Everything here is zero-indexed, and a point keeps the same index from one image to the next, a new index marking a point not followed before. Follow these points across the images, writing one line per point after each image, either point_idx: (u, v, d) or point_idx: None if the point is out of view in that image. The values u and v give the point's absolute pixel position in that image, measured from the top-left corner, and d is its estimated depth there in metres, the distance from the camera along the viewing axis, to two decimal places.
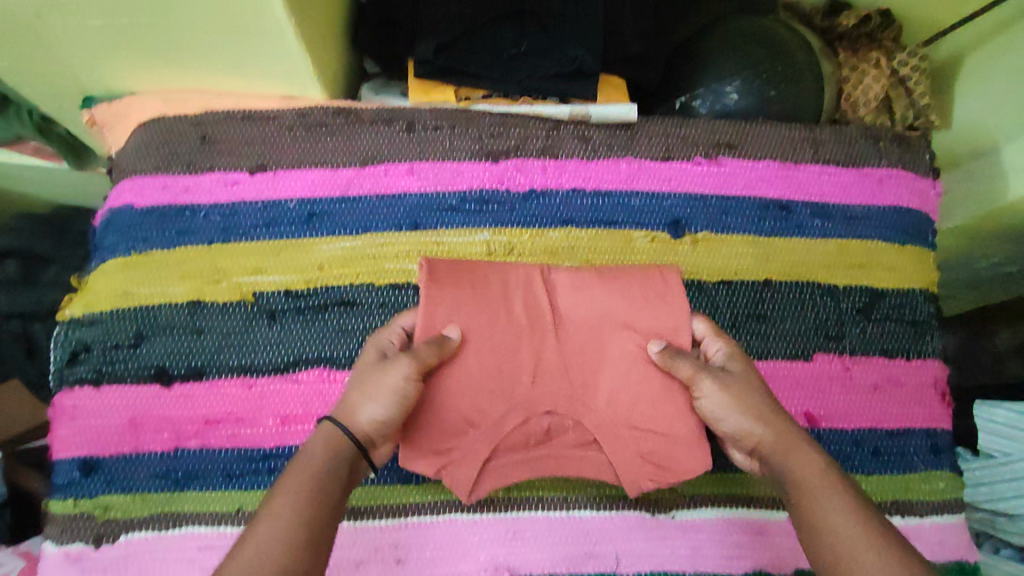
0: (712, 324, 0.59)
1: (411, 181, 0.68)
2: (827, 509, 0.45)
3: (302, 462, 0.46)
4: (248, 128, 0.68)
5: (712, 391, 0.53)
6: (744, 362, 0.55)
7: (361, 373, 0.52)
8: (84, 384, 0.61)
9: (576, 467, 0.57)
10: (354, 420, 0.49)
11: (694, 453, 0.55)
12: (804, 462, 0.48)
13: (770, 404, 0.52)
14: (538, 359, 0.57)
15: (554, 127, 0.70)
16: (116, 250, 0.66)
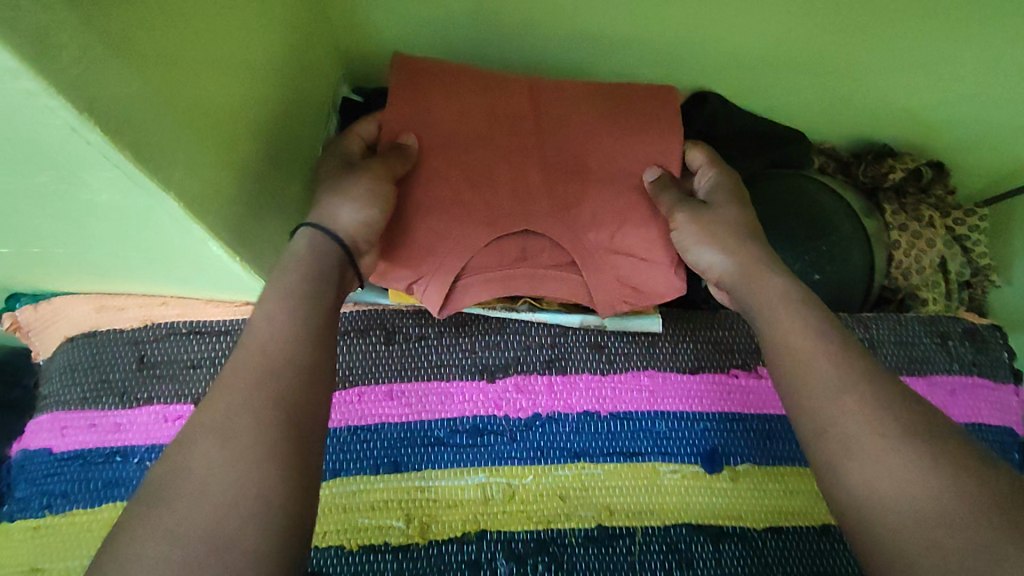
0: (713, 155, 0.57)
1: (392, 409, 0.58)
2: (791, 330, 0.45)
3: (297, 257, 0.45)
4: (195, 345, 0.58)
5: (686, 223, 0.52)
6: (732, 198, 0.55)
7: (333, 172, 0.51)
8: None
9: (551, 287, 0.58)
10: (337, 224, 0.48)
11: (670, 278, 0.56)
12: (762, 287, 0.49)
13: (743, 233, 0.52)
14: (514, 176, 0.54)
15: (562, 333, 0.61)
16: (25, 509, 0.54)
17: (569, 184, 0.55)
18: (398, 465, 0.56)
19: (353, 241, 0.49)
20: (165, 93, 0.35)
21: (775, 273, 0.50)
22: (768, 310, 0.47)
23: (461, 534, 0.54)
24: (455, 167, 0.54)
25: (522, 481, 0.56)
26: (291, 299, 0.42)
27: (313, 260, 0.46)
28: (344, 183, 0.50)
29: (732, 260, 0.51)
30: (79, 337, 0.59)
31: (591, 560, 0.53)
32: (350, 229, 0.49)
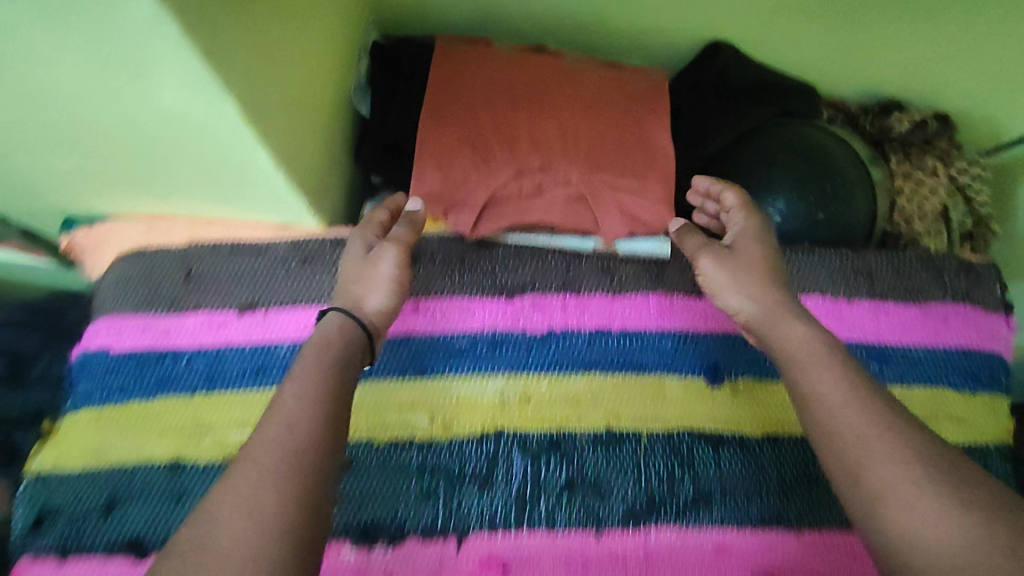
0: (745, 194, 0.59)
1: (417, 321, 0.62)
2: (817, 381, 0.45)
3: (321, 339, 0.48)
4: (237, 262, 0.62)
5: (711, 266, 0.55)
6: (758, 238, 0.56)
7: (350, 262, 0.55)
8: (47, 555, 0.55)
9: (565, 219, 0.62)
10: (361, 308, 0.51)
11: (660, 212, 0.62)
12: (785, 337, 0.49)
13: (768, 277, 0.53)
14: (532, 124, 0.62)
15: (576, 259, 0.63)
16: (88, 400, 0.60)
17: (572, 129, 0.62)
18: (424, 370, 0.61)
19: (372, 325, 0.52)
20: (229, 5, 0.40)
21: (796, 319, 0.49)
22: (798, 361, 0.47)
23: (481, 433, 0.59)
24: (487, 118, 0.63)
25: (538, 387, 0.60)
26: (320, 383, 0.44)
27: (338, 339, 0.48)
28: (365, 272, 0.53)
29: (754, 308, 0.52)
30: (131, 253, 0.64)
31: (599, 458, 0.58)
32: (372, 310, 0.52)
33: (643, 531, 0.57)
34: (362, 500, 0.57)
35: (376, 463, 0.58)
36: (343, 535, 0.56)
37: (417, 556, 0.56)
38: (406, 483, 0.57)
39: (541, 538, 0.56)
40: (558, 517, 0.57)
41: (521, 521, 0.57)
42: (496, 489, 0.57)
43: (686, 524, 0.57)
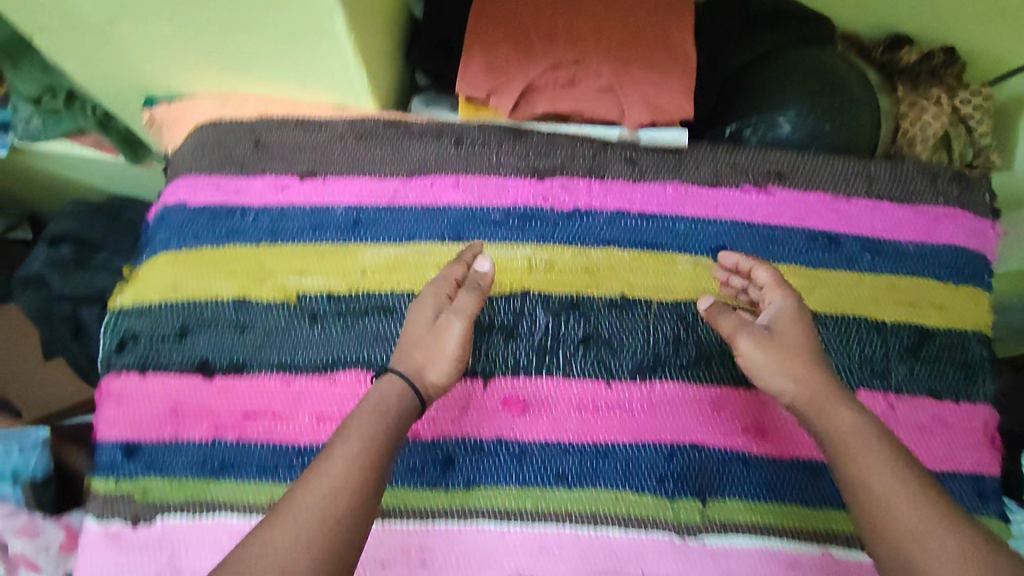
0: (779, 273, 0.61)
1: (456, 195, 0.69)
2: (877, 476, 0.48)
3: (378, 402, 0.52)
4: (301, 134, 0.70)
5: (751, 349, 0.56)
6: (795, 318, 0.57)
7: (418, 327, 0.57)
8: (129, 370, 0.63)
9: (593, 107, 0.69)
10: (422, 376, 0.55)
11: (681, 104, 0.68)
12: (838, 421, 0.52)
13: (809, 360, 0.55)
14: (569, 23, 0.68)
15: (602, 148, 0.70)
16: (166, 245, 0.68)
17: (605, 28, 0.69)
18: (461, 237, 0.68)
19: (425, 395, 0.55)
20: None
21: (850, 406, 0.52)
22: (842, 445, 0.50)
23: (510, 291, 0.66)
24: (528, 16, 0.69)
25: (561, 256, 0.67)
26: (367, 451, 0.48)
27: (399, 408, 0.52)
28: (433, 344, 0.56)
29: (800, 392, 0.54)
30: (206, 125, 0.72)
31: (614, 319, 0.65)
32: (428, 384, 0.55)
33: (650, 384, 0.64)
34: None
35: None
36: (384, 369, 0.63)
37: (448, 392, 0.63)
38: None
39: (558, 384, 0.64)
40: (574, 367, 0.64)
41: (542, 368, 0.64)
42: (520, 340, 0.65)
43: (688, 380, 0.64)
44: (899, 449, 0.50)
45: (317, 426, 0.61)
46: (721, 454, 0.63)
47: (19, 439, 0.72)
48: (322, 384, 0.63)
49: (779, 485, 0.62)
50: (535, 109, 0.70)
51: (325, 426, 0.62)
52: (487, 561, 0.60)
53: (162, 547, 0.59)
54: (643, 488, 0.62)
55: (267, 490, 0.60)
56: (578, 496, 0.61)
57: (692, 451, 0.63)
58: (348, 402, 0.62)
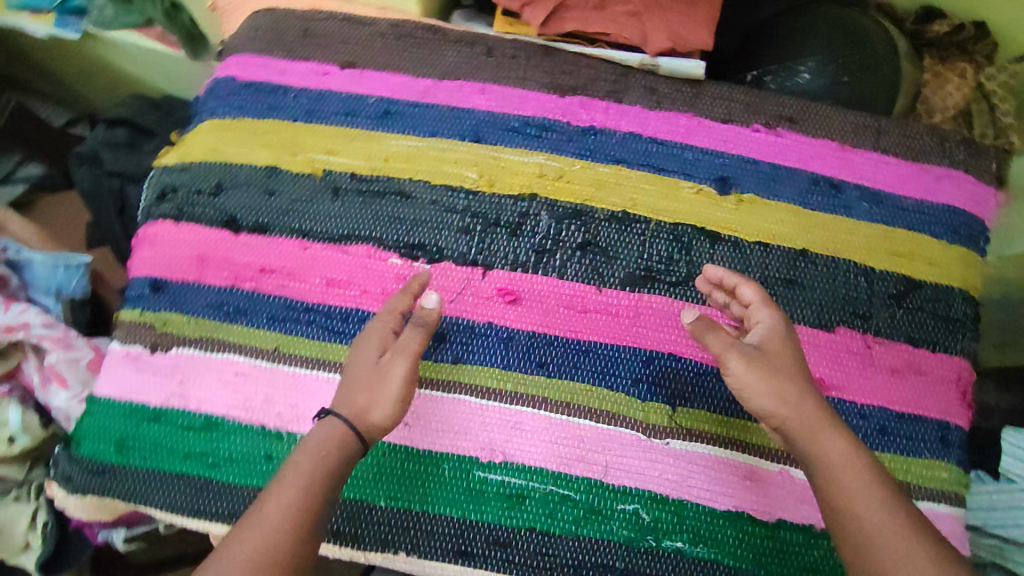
0: (762, 290, 0.59)
1: (480, 100, 0.73)
2: (870, 513, 0.47)
3: (316, 444, 0.53)
4: (347, 28, 0.76)
5: (743, 370, 0.53)
6: (783, 338, 0.56)
7: (363, 369, 0.57)
8: (166, 218, 0.69)
9: (620, 31, 0.73)
10: (365, 417, 0.54)
11: (702, 34, 0.72)
12: (823, 446, 0.50)
13: (799, 384, 0.53)
14: None
15: (624, 74, 0.75)
16: (214, 114, 0.74)
17: None
18: (480, 139, 0.72)
19: (368, 437, 0.54)
20: None
21: (838, 432, 0.51)
22: (834, 472, 0.49)
23: (518, 192, 0.69)
24: None
25: (572, 168, 0.71)
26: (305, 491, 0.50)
27: (330, 454, 0.52)
28: (378, 385, 0.56)
29: (791, 413, 0.52)
30: (264, 12, 0.79)
31: (614, 230, 0.68)
32: (370, 423, 0.54)
33: (640, 295, 0.66)
34: (412, 225, 0.68)
35: (428, 199, 0.69)
36: (391, 247, 0.68)
37: (449, 274, 0.67)
38: (450, 219, 0.69)
39: (553, 283, 0.66)
40: (570, 269, 0.66)
41: (538, 267, 0.67)
42: (522, 238, 0.68)
43: (678, 296, 0.66)
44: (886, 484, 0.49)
45: (324, 289, 0.66)
46: (699, 366, 0.64)
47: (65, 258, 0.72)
48: (334, 252, 0.67)
49: None
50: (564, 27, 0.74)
51: (332, 290, 0.66)
52: (462, 432, 0.61)
53: (174, 373, 0.63)
54: (618, 388, 0.63)
55: (272, 339, 0.64)
56: (554, 384, 0.63)
57: (669, 358, 0.64)
58: (356, 272, 0.67)
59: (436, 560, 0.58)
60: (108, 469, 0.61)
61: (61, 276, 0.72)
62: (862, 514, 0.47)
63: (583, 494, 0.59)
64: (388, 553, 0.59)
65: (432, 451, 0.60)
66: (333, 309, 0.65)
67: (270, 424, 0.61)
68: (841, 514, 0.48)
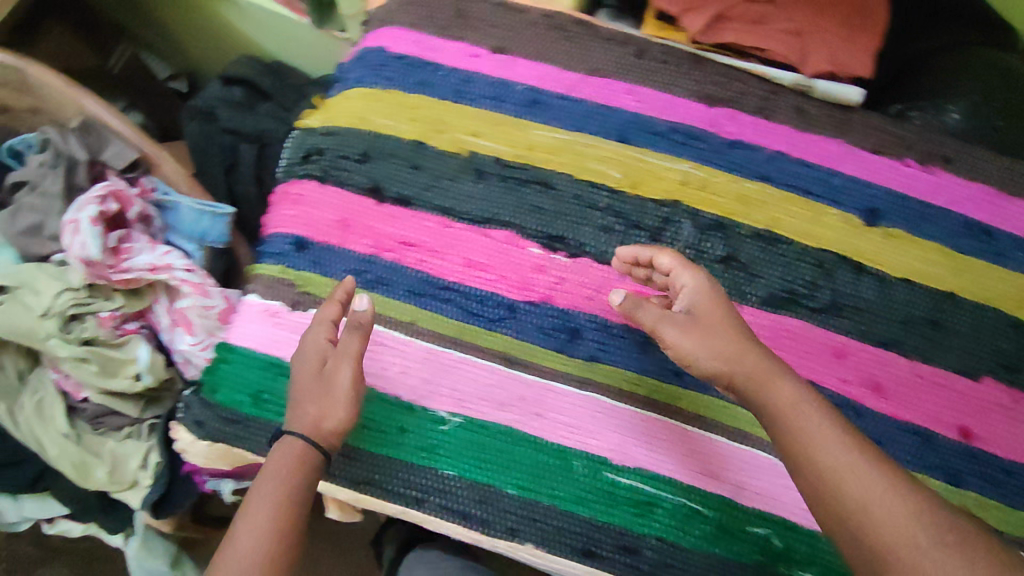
0: (681, 255, 0.59)
1: (629, 101, 0.72)
2: (821, 448, 0.46)
3: (275, 468, 0.52)
4: (499, 13, 0.75)
5: (676, 338, 0.55)
6: (710, 296, 0.56)
7: (304, 384, 0.56)
8: (310, 179, 0.70)
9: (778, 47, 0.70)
10: (321, 427, 0.54)
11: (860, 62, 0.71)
12: (777, 392, 0.50)
13: (733, 335, 0.54)
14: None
15: (774, 92, 0.72)
16: (361, 82, 0.74)
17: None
18: (626, 140, 0.70)
19: (328, 446, 0.55)
20: None
21: (790, 377, 0.51)
22: (793, 421, 0.49)
23: (663, 198, 0.69)
24: None
25: (717, 180, 0.69)
26: (274, 519, 0.50)
27: (297, 475, 0.52)
28: (322, 390, 0.55)
29: (734, 367, 0.52)
30: None
31: (757, 248, 0.67)
32: (329, 430, 0.54)
33: (779, 316, 0.66)
34: (552, 216, 0.68)
35: (571, 193, 0.69)
36: (532, 236, 0.68)
37: (588, 271, 0.67)
38: (592, 216, 0.68)
39: None
40: None
41: None
42: (665, 244, 0.67)
43: (818, 322, 0.65)
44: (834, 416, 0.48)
45: (464, 271, 0.66)
46: (838, 398, 0.63)
47: (206, 207, 0.70)
48: (476, 235, 0.68)
49: (890, 443, 0.62)
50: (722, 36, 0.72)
51: (471, 272, 0.66)
52: (598, 431, 0.62)
53: None
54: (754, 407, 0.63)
55: (412, 313, 0.65)
56: (690, 397, 0.63)
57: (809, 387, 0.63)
58: (496, 257, 0.67)
59: (565, 556, 0.59)
60: (245, 418, 0.62)
61: (205, 225, 0.71)
62: (814, 454, 0.46)
63: (714, 509, 0.60)
64: (515, 542, 0.59)
65: (565, 445, 0.61)
66: (471, 291, 0.66)
67: (404, 396, 0.62)
68: (799, 459, 0.47)
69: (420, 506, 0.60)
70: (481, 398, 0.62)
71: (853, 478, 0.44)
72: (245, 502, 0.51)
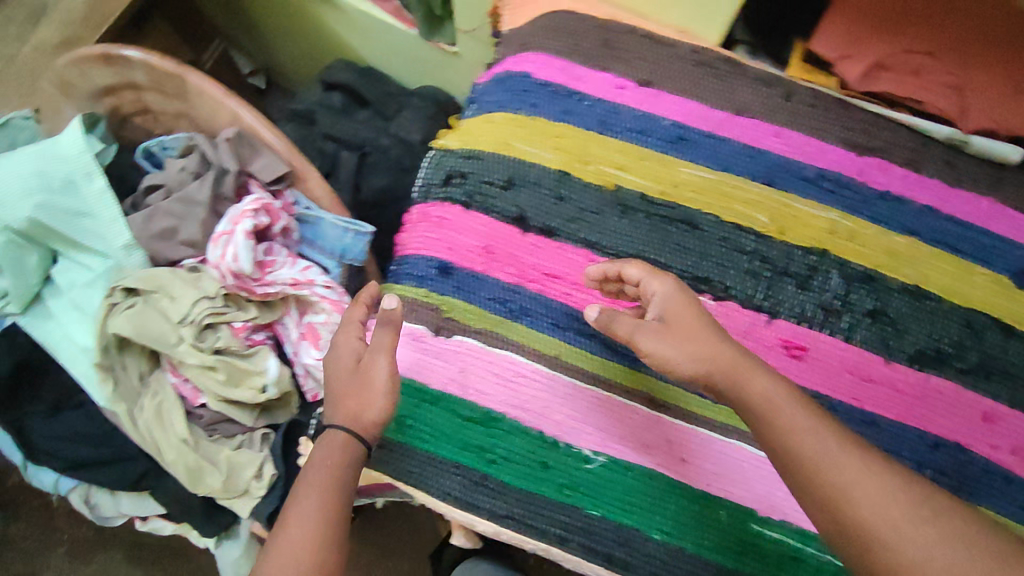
0: (645, 264, 0.61)
1: (775, 144, 0.71)
2: (801, 436, 0.48)
3: (323, 458, 0.55)
4: (647, 45, 0.74)
5: (654, 345, 0.55)
6: (682, 299, 0.57)
7: (342, 380, 0.59)
8: (454, 202, 0.70)
9: (931, 100, 0.70)
10: (358, 417, 0.57)
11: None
12: (752, 388, 0.51)
13: (714, 336, 0.54)
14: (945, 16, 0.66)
15: (923, 145, 0.72)
16: (504, 107, 0.74)
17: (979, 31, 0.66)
18: (773, 183, 0.70)
19: (369, 436, 0.57)
20: None
21: (762, 370, 0.52)
22: (772, 420, 0.49)
23: (809, 245, 0.68)
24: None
25: (863, 230, 0.69)
26: (323, 501, 0.53)
27: (341, 462, 0.55)
28: (363, 386, 0.58)
29: (710, 368, 0.53)
30: (561, 13, 0.77)
31: (905, 304, 0.66)
32: (367, 421, 0.57)
33: (927, 375, 0.64)
34: (698, 257, 0.68)
35: (717, 235, 0.68)
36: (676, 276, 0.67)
37: (733, 315, 0.66)
38: (738, 259, 0.68)
39: (835, 344, 0.65)
40: (857, 334, 0.65)
41: (825, 326, 0.65)
42: (811, 293, 0.67)
43: (967, 385, 0.64)
44: (818, 414, 0.49)
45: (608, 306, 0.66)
46: (985, 464, 0.62)
47: (352, 225, 0.69)
48: None
49: None
50: (871, 90, 0.72)
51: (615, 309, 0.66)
52: (743, 481, 0.61)
53: (457, 360, 0.64)
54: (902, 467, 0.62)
55: (556, 346, 0.64)
56: None
57: (955, 450, 0.62)
58: None
59: None
60: (389, 443, 0.63)
61: (347, 243, 0.69)
62: (798, 444, 0.48)
63: None
64: None
65: (709, 492, 0.61)
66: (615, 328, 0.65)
67: (549, 431, 0.62)
68: (783, 453, 0.48)
69: (563, 545, 0.60)
70: (627, 439, 0.62)
71: (840, 473, 0.46)
72: (292, 488, 0.55)
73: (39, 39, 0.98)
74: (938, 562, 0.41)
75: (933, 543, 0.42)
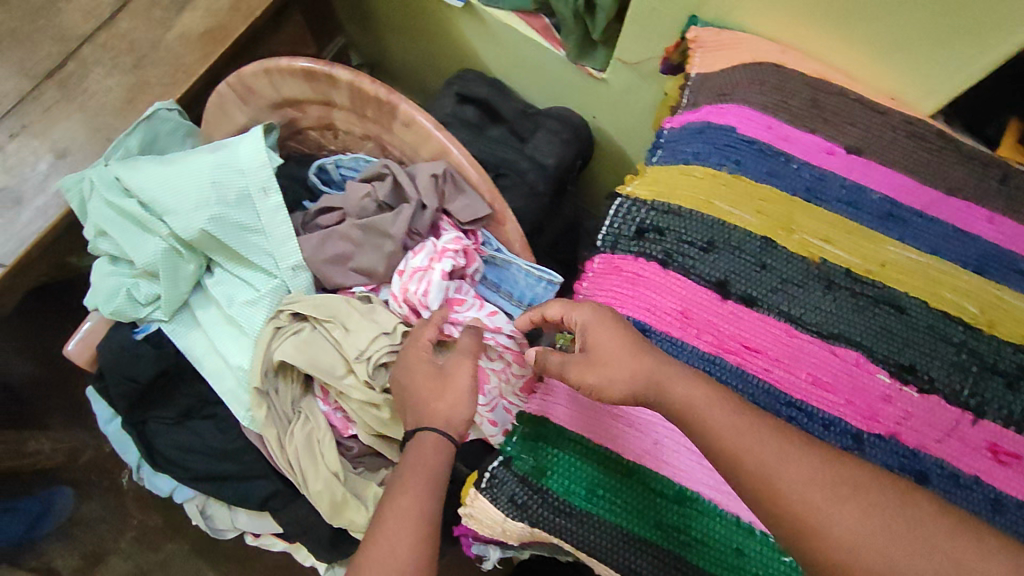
0: (562, 298, 0.63)
1: (988, 230, 0.67)
2: (738, 445, 0.50)
3: (417, 458, 0.59)
4: (860, 110, 0.71)
5: (584, 372, 0.58)
6: (603, 324, 0.59)
7: (424, 383, 0.63)
8: (650, 259, 0.67)
9: None
10: (451, 424, 0.61)
11: None
12: (676, 394, 0.54)
13: (635, 344, 0.57)
14: None
15: None
16: (703, 160, 0.70)
17: None
18: (984, 273, 0.66)
19: (458, 437, 0.61)
20: None
21: (685, 375, 0.55)
22: (696, 420, 0.52)
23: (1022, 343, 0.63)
24: None
25: None
26: (414, 499, 0.56)
27: (433, 459, 0.59)
28: (447, 387, 0.62)
29: (639, 387, 0.55)
30: (768, 66, 0.73)
31: None
32: (457, 422, 0.61)
33: None
34: (904, 343, 0.63)
35: (925, 322, 0.64)
36: (879, 361, 0.63)
37: (937, 410, 0.61)
38: (943, 350, 0.63)
39: None
40: None
41: None
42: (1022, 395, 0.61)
43: None
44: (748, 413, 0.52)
45: (810, 388, 0.63)
46: None
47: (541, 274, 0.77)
48: (822, 350, 0.64)
49: None
50: None
51: (816, 391, 0.63)
52: None
53: (653, 429, 0.62)
54: None
55: None
56: None
57: None
58: (843, 378, 0.63)
59: None
60: (578, 512, 0.61)
61: (536, 291, 0.77)
62: (724, 444, 0.51)
63: None
64: None
65: None
66: (814, 412, 0.62)
67: (745, 517, 0.58)
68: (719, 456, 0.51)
69: None
70: None
71: (759, 457, 0.50)
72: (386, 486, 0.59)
73: (184, 24, 0.94)
74: (872, 543, 0.46)
75: (847, 522, 0.47)
